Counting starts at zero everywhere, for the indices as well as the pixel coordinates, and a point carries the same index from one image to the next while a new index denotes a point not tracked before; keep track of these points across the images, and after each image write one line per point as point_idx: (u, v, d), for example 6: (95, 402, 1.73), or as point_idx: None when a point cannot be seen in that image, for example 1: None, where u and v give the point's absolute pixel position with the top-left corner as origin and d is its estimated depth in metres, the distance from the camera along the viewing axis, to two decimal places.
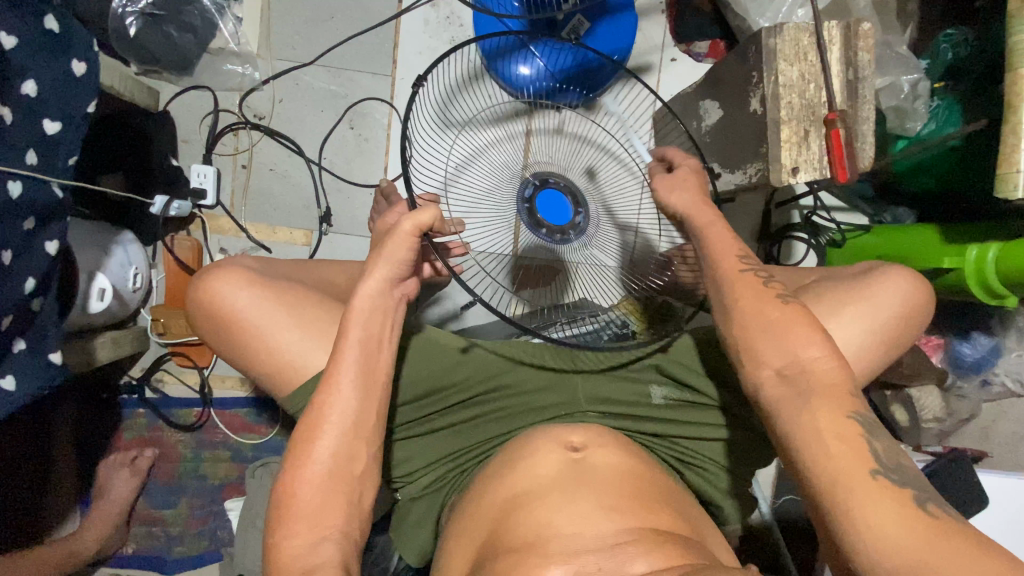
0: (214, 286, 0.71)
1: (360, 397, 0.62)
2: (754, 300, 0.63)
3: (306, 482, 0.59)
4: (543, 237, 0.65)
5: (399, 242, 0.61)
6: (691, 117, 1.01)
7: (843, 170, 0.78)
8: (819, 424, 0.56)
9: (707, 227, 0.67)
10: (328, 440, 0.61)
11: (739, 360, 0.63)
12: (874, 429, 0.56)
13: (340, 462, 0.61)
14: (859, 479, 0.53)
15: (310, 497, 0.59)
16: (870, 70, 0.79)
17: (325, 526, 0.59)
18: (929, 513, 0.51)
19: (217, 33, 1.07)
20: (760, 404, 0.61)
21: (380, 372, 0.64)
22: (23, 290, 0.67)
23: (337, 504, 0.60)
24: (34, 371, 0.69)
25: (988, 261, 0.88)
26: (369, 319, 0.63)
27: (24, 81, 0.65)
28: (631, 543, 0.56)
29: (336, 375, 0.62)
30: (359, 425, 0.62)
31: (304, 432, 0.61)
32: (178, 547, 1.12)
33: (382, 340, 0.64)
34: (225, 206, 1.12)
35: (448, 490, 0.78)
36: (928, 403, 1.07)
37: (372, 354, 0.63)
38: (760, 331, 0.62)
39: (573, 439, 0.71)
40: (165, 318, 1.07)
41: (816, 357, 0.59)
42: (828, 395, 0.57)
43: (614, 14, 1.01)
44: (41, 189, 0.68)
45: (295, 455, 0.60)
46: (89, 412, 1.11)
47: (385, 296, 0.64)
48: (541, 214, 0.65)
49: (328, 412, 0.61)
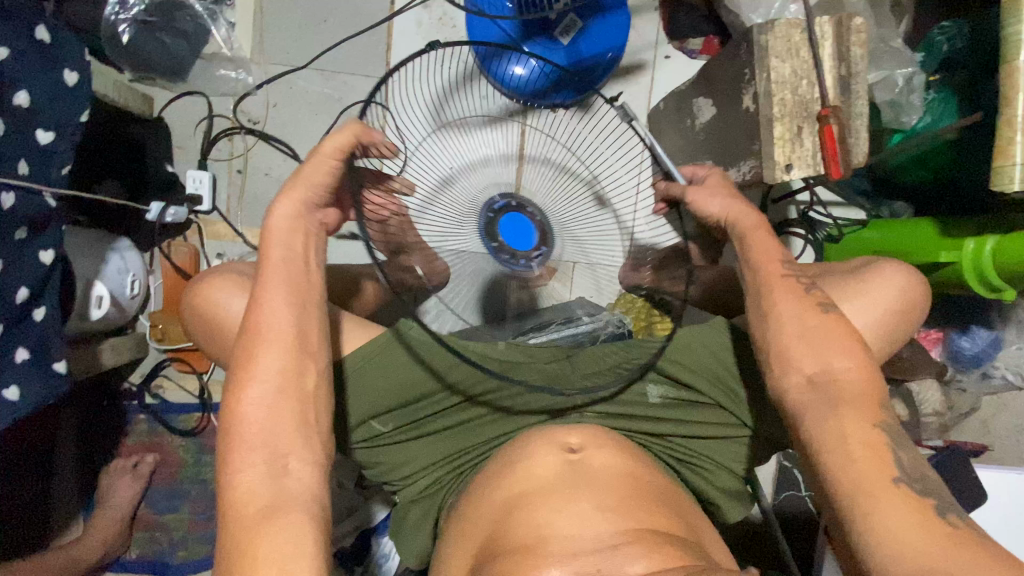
0: (209, 292, 0.72)
1: (296, 312, 0.61)
2: (798, 306, 0.65)
3: (248, 400, 0.58)
4: (492, 253, 0.60)
5: (318, 162, 0.63)
6: (684, 115, 1.00)
7: (838, 167, 0.78)
8: (849, 429, 0.58)
9: (747, 228, 0.69)
10: (269, 355, 0.59)
11: (769, 364, 0.65)
12: (900, 440, 0.58)
13: (286, 378, 0.59)
14: (879, 484, 0.54)
15: (258, 419, 0.57)
16: (862, 65, 0.80)
17: (278, 450, 0.57)
18: (950, 523, 0.52)
19: (210, 40, 1.08)
20: (786, 405, 0.63)
21: (311, 290, 0.63)
22: (12, 299, 0.66)
23: (289, 428, 0.57)
24: (30, 377, 0.69)
25: (984, 253, 0.88)
26: (288, 239, 0.62)
27: (16, 92, 0.65)
28: (628, 544, 0.57)
29: (263, 292, 0.61)
30: (300, 341, 0.60)
31: (247, 351, 0.59)
32: (181, 551, 1.12)
33: (307, 261, 0.63)
34: (222, 211, 1.12)
35: (446, 493, 0.78)
36: (929, 397, 1.06)
37: (298, 271, 0.62)
38: (795, 336, 0.64)
39: (570, 440, 0.70)
40: (164, 323, 1.08)
41: (850, 368, 0.61)
42: (859, 405, 0.59)
43: (608, 12, 1.00)
44: (32, 201, 0.68)
45: (235, 377, 0.59)
46: (92, 419, 1.12)
47: (302, 218, 0.63)
48: (503, 236, 0.60)
49: (264, 331, 0.60)
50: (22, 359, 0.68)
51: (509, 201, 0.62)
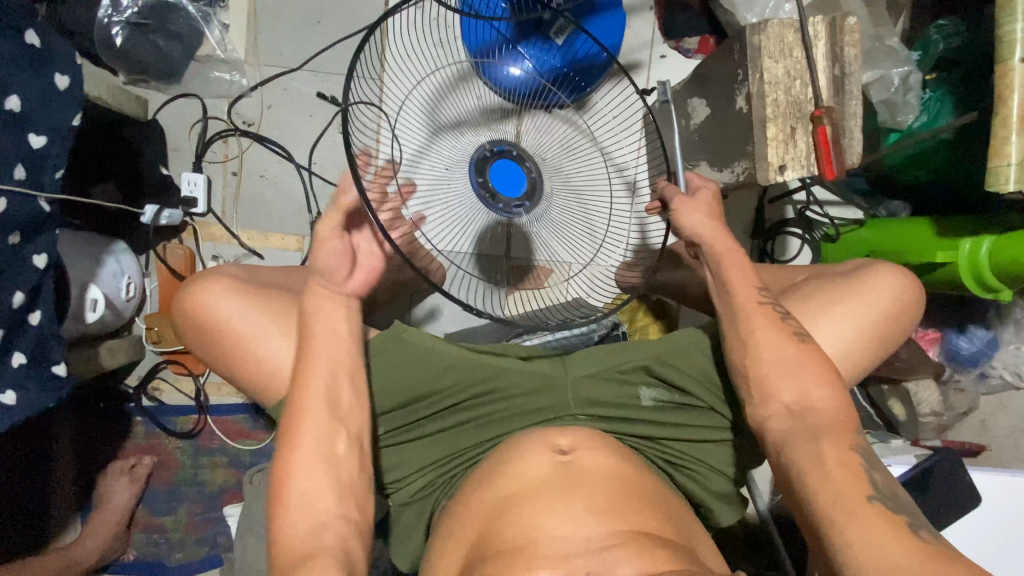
0: (200, 296, 0.72)
1: (333, 383, 0.64)
2: (770, 334, 0.66)
3: (294, 467, 0.61)
4: (477, 186, 0.67)
5: (331, 240, 0.64)
6: (679, 115, 0.99)
7: (831, 168, 0.77)
8: (827, 453, 0.57)
9: (721, 251, 0.70)
10: (309, 424, 0.62)
11: (749, 396, 0.66)
12: (875, 461, 0.58)
13: (325, 447, 0.62)
14: (856, 500, 0.54)
15: (301, 484, 0.60)
16: (856, 66, 0.79)
17: (321, 513, 0.60)
18: (921, 538, 0.52)
19: (205, 42, 1.09)
20: (767, 436, 0.63)
21: (346, 360, 0.66)
22: (11, 304, 0.67)
23: (328, 492, 0.61)
24: (26, 385, 0.69)
25: (980, 256, 0.88)
26: (326, 312, 0.66)
27: (8, 96, 0.65)
28: (619, 546, 0.57)
29: (304, 363, 0.64)
30: (337, 410, 0.64)
31: (288, 417, 0.62)
32: (179, 553, 1.13)
33: (344, 331, 0.66)
34: (217, 213, 1.12)
35: (437, 496, 0.78)
36: (925, 397, 1.08)
37: (335, 339, 0.65)
38: (774, 365, 0.64)
39: (561, 442, 0.71)
40: (159, 326, 1.08)
41: (829, 397, 0.62)
42: (835, 430, 0.60)
43: (602, 12, 1.01)
44: (25, 206, 0.68)
45: (281, 444, 0.62)
46: (89, 421, 1.12)
47: (334, 294, 0.66)
48: (493, 183, 0.67)
49: (304, 401, 0.63)
50: (19, 364, 0.69)
51: (509, 149, 0.69)
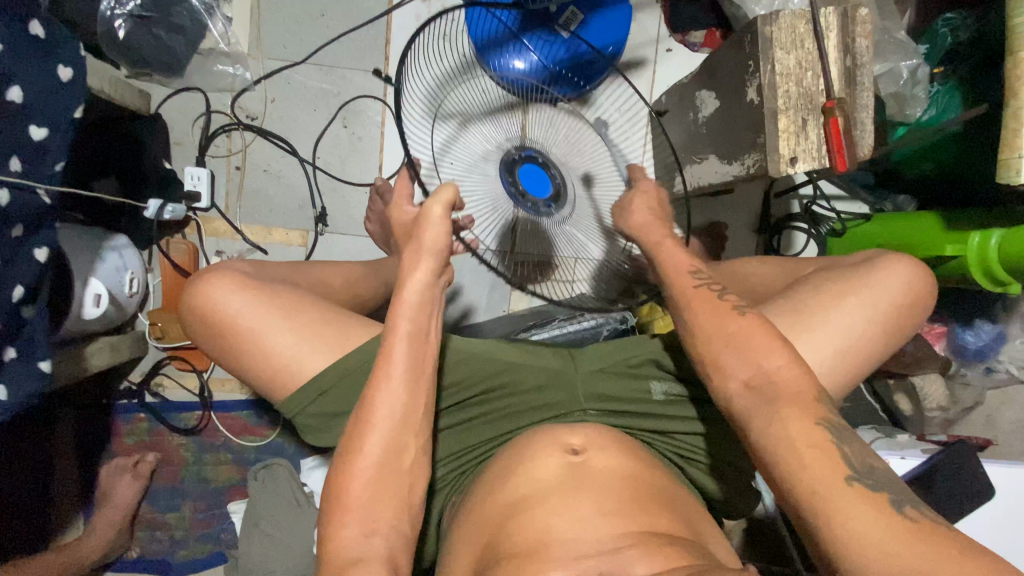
0: (207, 290, 0.71)
1: (409, 391, 0.61)
2: (713, 314, 0.65)
3: (358, 476, 0.59)
4: (507, 183, 0.71)
5: (433, 228, 0.63)
6: (687, 108, 0.99)
7: (843, 160, 0.77)
8: (793, 429, 0.55)
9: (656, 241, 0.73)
10: (378, 434, 0.59)
11: (705, 372, 0.64)
12: (842, 433, 0.55)
13: (390, 459, 0.59)
14: (832, 483, 0.51)
15: (360, 490, 0.58)
16: (868, 57, 0.78)
17: (375, 520, 0.58)
18: (907, 517, 0.50)
19: (206, 34, 1.06)
20: (732, 414, 0.61)
21: (427, 368, 0.63)
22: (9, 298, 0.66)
23: (387, 502, 0.59)
24: (24, 379, 0.69)
25: (990, 248, 0.88)
26: (415, 314, 0.62)
27: (9, 87, 0.64)
28: (631, 547, 0.56)
29: (386, 369, 0.60)
30: (407, 420, 0.61)
31: (355, 424, 0.60)
32: (184, 549, 1.13)
33: (428, 334, 0.63)
34: (220, 207, 1.11)
35: (449, 492, 0.77)
36: (932, 392, 1.07)
37: (420, 341, 0.62)
38: (721, 342, 0.63)
39: (572, 441, 0.71)
40: (164, 322, 1.07)
41: (783, 366, 0.59)
42: (796, 403, 0.56)
43: (608, 7, 0.99)
44: (29, 198, 0.67)
45: (348, 454, 0.59)
46: (89, 418, 1.11)
47: (430, 288, 0.64)
48: (525, 185, 0.71)
49: (377, 410, 0.60)
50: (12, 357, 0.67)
51: (536, 155, 0.74)
